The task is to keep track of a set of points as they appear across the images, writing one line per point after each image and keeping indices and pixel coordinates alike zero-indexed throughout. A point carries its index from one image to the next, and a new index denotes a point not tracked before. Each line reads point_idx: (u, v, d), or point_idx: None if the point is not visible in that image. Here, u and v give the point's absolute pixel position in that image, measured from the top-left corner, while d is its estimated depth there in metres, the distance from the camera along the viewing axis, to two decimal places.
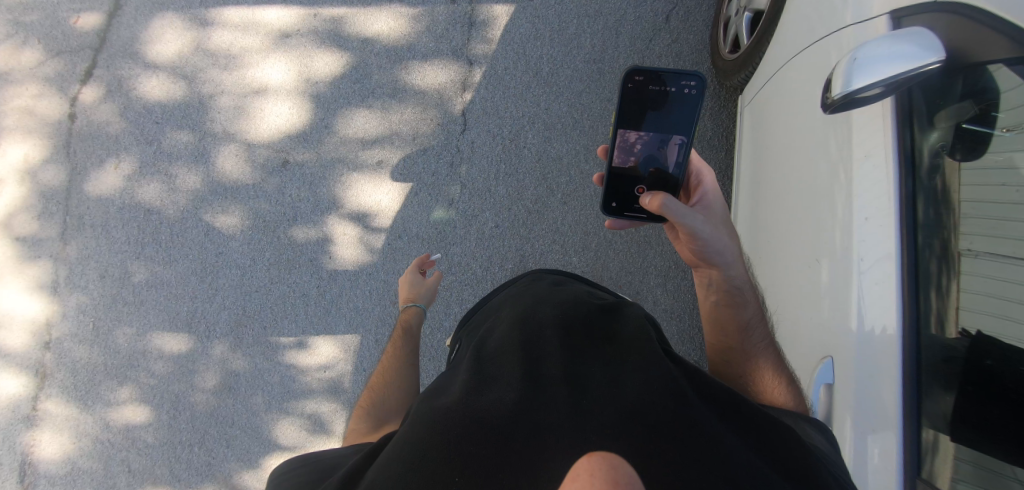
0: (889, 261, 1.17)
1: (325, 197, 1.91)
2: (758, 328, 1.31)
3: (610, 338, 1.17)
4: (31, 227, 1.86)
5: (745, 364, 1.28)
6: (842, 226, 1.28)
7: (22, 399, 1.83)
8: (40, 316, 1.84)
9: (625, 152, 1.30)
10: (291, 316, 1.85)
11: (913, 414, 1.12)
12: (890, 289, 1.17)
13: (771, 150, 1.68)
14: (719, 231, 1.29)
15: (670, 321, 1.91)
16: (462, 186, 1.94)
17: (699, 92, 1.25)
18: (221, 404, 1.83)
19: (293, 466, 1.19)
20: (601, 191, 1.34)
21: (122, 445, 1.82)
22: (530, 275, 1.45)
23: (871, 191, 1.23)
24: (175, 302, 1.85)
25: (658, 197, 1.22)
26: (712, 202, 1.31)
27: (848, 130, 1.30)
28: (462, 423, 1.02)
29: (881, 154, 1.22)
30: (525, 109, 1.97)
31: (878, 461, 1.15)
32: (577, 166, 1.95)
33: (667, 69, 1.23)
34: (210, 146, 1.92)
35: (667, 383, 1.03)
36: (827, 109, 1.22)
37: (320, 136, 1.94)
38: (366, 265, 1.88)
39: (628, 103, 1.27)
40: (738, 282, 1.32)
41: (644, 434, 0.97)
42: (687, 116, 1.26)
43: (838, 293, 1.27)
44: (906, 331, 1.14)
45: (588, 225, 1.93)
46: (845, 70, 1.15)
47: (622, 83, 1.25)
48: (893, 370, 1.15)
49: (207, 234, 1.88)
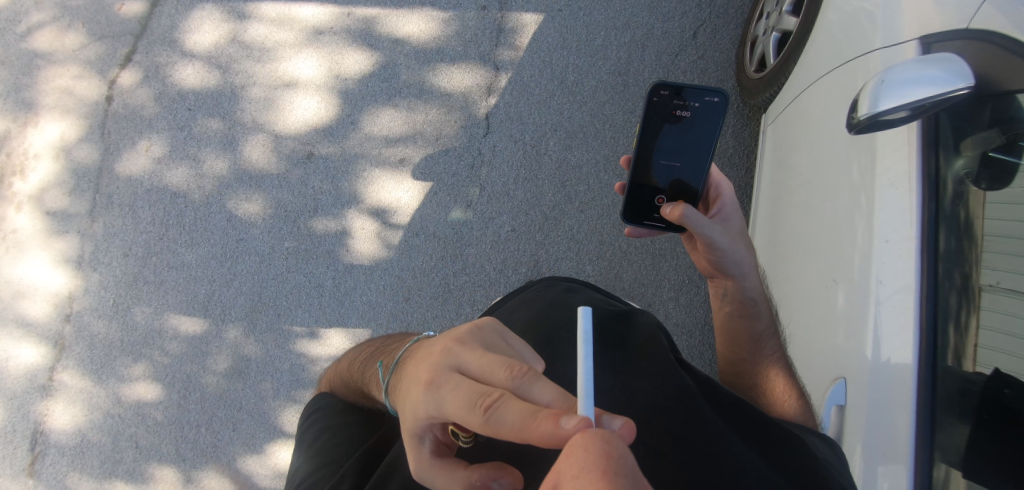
0: (908, 290, 1.16)
1: (346, 191, 1.96)
2: (770, 340, 1.32)
3: (623, 341, 1.17)
4: (61, 201, 1.89)
5: (754, 376, 1.30)
6: (862, 249, 1.28)
7: (39, 368, 1.81)
8: (63, 289, 1.85)
9: (646, 161, 1.29)
10: (304, 306, 1.89)
11: (925, 447, 1.09)
12: (907, 316, 1.15)
13: (794, 170, 1.68)
14: (737, 243, 1.27)
15: (680, 335, 1.91)
16: (481, 188, 1.97)
17: (724, 106, 1.25)
18: (231, 387, 1.84)
19: (302, 435, 1.14)
20: (622, 199, 1.32)
21: (131, 421, 1.81)
22: (543, 280, 1.45)
23: (893, 216, 1.22)
24: (194, 284, 1.88)
25: (678, 207, 1.18)
26: (730, 214, 1.29)
27: (872, 155, 1.30)
28: None
29: (904, 182, 1.22)
30: (549, 116, 1.99)
31: None
32: (596, 176, 1.96)
33: (691, 83, 1.23)
34: (239, 134, 1.97)
35: (678, 389, 1.04)
36: (852, 129, 1.23)
37: (345, 131, 1.99)
38: (382, 261, 1.93)
39: (652, 116, 1.27)
40: (754, 294, 1.32)
41: (656, 439, 0.98)
42: (709, 129, 1.26)
43: (855, 318, 1.27)
44: (920, 360, 1.13)
45: (604, 235, 1.94)
46: (873, 91, 1.16)
47: (648, 96, 1.26)
48: (906, 398, 1.13)
49: (229, 220, 1.92)
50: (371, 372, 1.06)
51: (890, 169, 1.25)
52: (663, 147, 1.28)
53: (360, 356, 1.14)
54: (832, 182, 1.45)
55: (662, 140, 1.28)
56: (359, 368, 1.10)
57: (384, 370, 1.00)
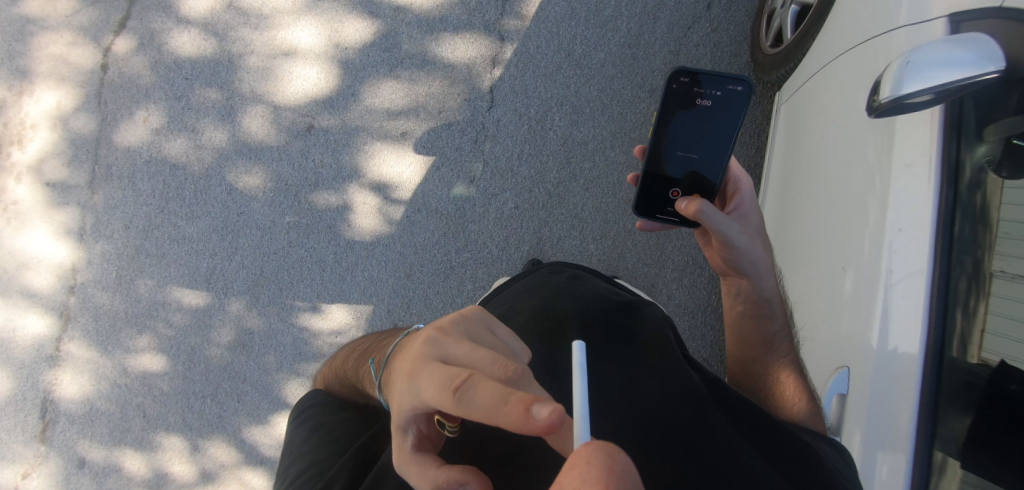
0: (919, 275, 1.14)
1: (347, 165, 1.94)
2: (782, 342, 1.31)
3: (629, 336, 1.16)
4: (60, 172, 1.87)
5: (765, 378, 1.29)
6: (873, 233, 1.25)
7: (46, 339, 1.83)
8: (66, 260, 1.85)
9: (661, 153, 1.25)
10: (306, 280, 1.89)
11: (926, 436, 1.09)
12: (916, 302, 1.13)
13: (807, 150, 1.63)
14: (755, 243, 1.24)
15: (681, 316, 1.90)
16: (484, 163, 1.94)
17: (746, 96, 1.21)
18: (235, 359, 1.87)
19: (296, 431, 1.14)
20: (634, 192, 1.28)
21: (138, 391, 1.83)
22: (548, 266, 1.44)
23: (908, 202, 1.19)
24: (195, 258, 1.88)
25: (694, 202, 1.15)
26: (749, 210, 1.25)
27: (890, 135, 1.26)
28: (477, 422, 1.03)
29: (923, 163, 1.18)
30: (554, 90, 1.93)
31: (885, 477, 1.11)
32: (602, 153, 1.92)
33: (714, 71, 1.19)
34: (238, 105, 1.93)
35: (687, 392, 1.04)
36: (871, 113, 1.19)
37: (346, 103, 1.94)
38: (383, 236, 1.92)
39: (671, 105, 1.22)
40: (768, 294, 1.29)
41: (658, 440, 0.99)
42: (731, 120, 1.22)
43: (863, 304, 1.25)
44: (928, 346, 1.11)
45: (609, 214, 1.92)
46: (896, 73, 1.11)
47: (667, 83, 1.21)
48: (911, 387, 1.11)
49: (230, 193, 1.90)
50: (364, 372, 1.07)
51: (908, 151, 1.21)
52: (681, 137, 1.24)
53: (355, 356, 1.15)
54: (846, 164, 1.41)
55: (681, 130, 1.24)
56: (353, 365, 1.12)
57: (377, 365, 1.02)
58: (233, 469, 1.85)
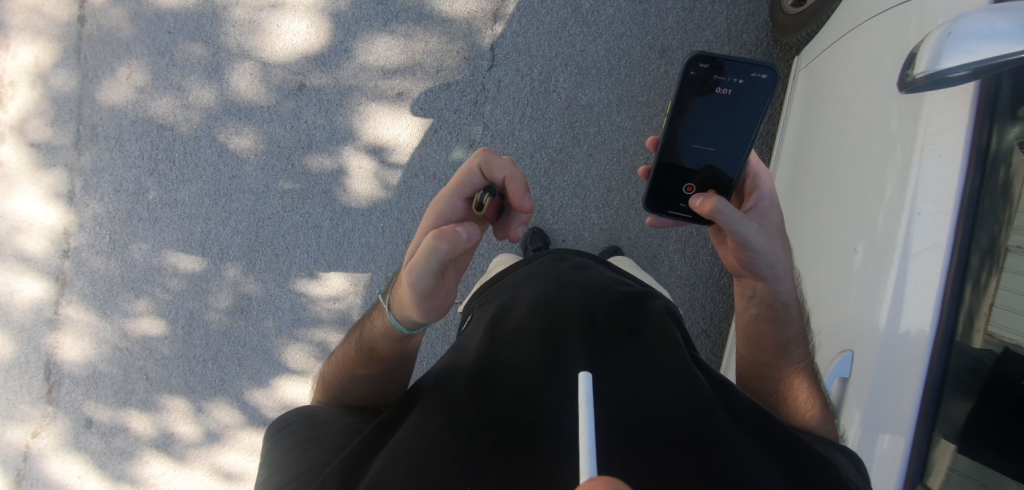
0: (938, 248, 1.17)
1: (341, 127, 1.86)
2: (797, 349, 1.28)
3: (632, 333, 1.20)
4: (44, 133, 1.81)
5: (776, 383, 1.28)
6: (890, 206, 1.28)
7: (44, 302, 1.83)
8: (57, 224, 1.82)
9: (675, 145, 1.20)
10: (302, 247, 1.85)
11: (930, 405, 1.14)
12: (932, 276, 1.17)
13: (821, 122, 1.60)
14: (773, 244, 1.20)
15: (682, 288, 1.87)
16: (485, 126, 1.85)
17: (771, 85, 1.15)
18: (234, 324, 1.86)
19: (279, 441, 1.15)
20: (645, 186, 1.23)
21: (140, 354, 1.85)
22: (550, 255, 1.50)
23: (934, 185, 1.20)
24: (188, 222, 1.84)
25: (710, 200, 1.11)
26: (767, 210, 1.21)
27: (916, 112, 1.27)
28: (480, 420, 1.03)
29: (953, 134, 1.19)
30: (559, 49, 1.83)
31: (886, 445, 1.17)
32: (608, 117, 1.84)
33: (736, 59, 1.12)
34: (225, 61, 1.84)
35: (694, 394, 1.05)
36: (904, 88, 1.15)
37: (339, 60, 1.84)
38: (380, 202, 1.86)
39: (689, 93, 1.16)
40: (785, 298, 1.27)
41: (669, 456, 0.96)
42: (754, 110, 1.16)
43: (874, 278, 1.28)
44: (940, 323, 1.15)
45: (613, 182, 1.85)
46: (929, 47, 1.08)
47: (685, 69, 1.14)
48: (919, 359, 1.16)
49: (220, 155, 1.84)
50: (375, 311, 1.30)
51: (936, 135, 1.22)
52: (698, 129, 1.18)
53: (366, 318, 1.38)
54: (864, 139, 1.42)
55: (699, 121, 1.18)
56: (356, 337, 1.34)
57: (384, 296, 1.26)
58: (237, 430, 1.87)
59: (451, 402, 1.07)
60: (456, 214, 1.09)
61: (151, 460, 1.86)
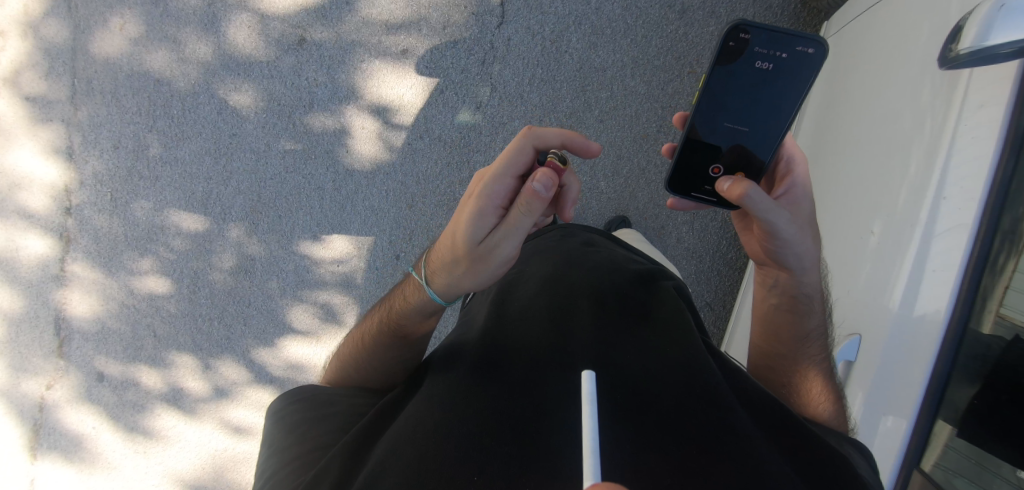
0: (962, 229, 1.12)
1: (343, 85, 1.80)
2: (817, 341, 1.25)
3: (643, 315, 1.16)
4: (39, 86, 1.77)
5: (790, 374, 1.25)
6: (917, 187, 1.23)
7: (50, 259, 1.83)
8: (58, 181, 1.80)
9: (705, 124, 1.14)
10: (305, 209, 1.82)
11: (936, 392, 1.10)
12: (953, 258, 1.12)
13: (850, 92, 1.53)
14: (802, 234, 1.15)
15: (690, 260, 1.83)
16: (492, 87, 1.79)
17: (816, 62, 1.07)
18: (238, 284, 1.85)
19: (283, 419, 1.14)
20: (668, 166, 1.17)
21: (147, 312, 1.86)
22: (561, 229, 1.46)
23: (965, 165, 1.14)
24: (189, 182, 1.81)
25: (740, 185, 1.06)
26: (800, 197, 1.15)
27: (953, 87, 1.21)
28: (482, 399, 1.00)
29: (992, 109, 1.12)
30: (574, 6, 1.77)
31: (888, 427, 1.15)
32: (620, 82, 1.78)
33: (780, 29, 1.05)
34: (222, 13, 1.78)
35: (706, 381, 1.01)
36: (946, 65, 1.10)
37: (340, 13, 1.78)
38: (384, 164, 1.82)
39: (723, 67, 1.10)
40: (809, 290, 1.23)
41: (678, 450, 0.94)
42: (793, 87, 1.09)
43: (892, 259, 1.24)
44: (956, 308, 1.10)
45: (623, 149, 1.79)
46: (978, 23, 1.02)
47: (723, 40, 1.07)
48: (929, 345, 1.12)
49: (220, 111, 1.79)
50: (406, 285, 1.20)
51: (972, 111, 1.15)
52: (732, 106, 1.12)
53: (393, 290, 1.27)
54: (893, 112, 1.36)
55: (731, 97, 1.11)
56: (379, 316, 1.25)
57: (418, 271, 1.14)
58: (244, 387, 1.90)
59: (454, 381, 1.05)
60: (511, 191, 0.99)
61: (162, 413, 1.91)
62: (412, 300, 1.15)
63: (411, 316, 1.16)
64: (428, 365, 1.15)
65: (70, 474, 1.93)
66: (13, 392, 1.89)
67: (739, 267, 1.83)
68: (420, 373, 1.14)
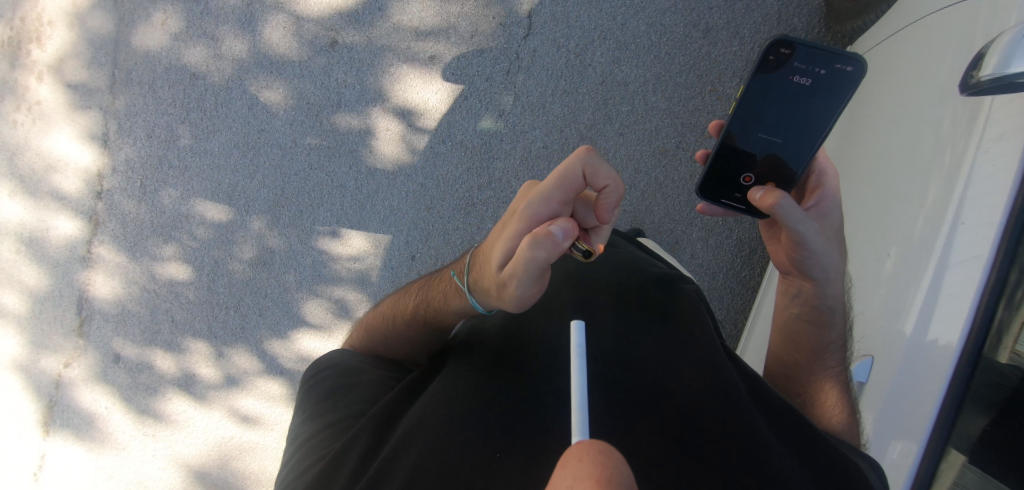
0: (978, 261, 1.13)
1: (371, 87, 1.85)
2: (836, 353, 1.27)
3: (665, 312, 1.18)
4: (80, 74, 1.84)
5: (805, 385, 1.26)
6: (933, 214, 1.24)
7: (77, 240, 1.89)
8: (91, 165, 1.86)
9: (742, 132, 1.18)
10: (326, 205, 1.86)
11: (947, 422, 1.10)
12: (968, 288, 1.13)
13: (870, 118, 1.56)
14: (830, 245, 1.17)
15: (702, 276, 1.84)
16: (515, 96, 1.84)
17: (856, 80, 1.12)
18: (256, 275, 1.89)
19: (318, 383, 1.22)
20: (701, 171, 1.20)
21: (166, 297, 1.90)
22: None
23: (983, 195, 1.16)
24: (217, 173, 1.86)
25: (772, 195, 1.10)
26: (830, 209, 1.17)
27: (972, 117, 1.23)
28: (504, 387, 1.04)
29: (1011, 142, 1.14)
30: (600, 21, 1.83)
31: (896, 456, 1.14)
32: (642, 96, 1.82)
33: (822, 46, 1.10)
34: (259, 13, 1.85)
35: (723, 383, 1.04)
36: (967, 91, 1.13)
37: (373, 18, 1.85)
38: (406, 166, 1.86)
39: (764, 82, 1.15)
40: (832, 302, 1.24)
41: (692, 445, 0.97)
42: (831, 102, 1.14)
43: (904, 285, 1.25)
44: (970, 336, 1.11)
45: (641, 163, 1.82)
46: (1000, 50, 1.06)
47: (763, 54, 1.13)
48: (941, 374, 1.12)
49: (251, 107, 1.85)
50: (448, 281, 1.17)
51: (992, 142, 1.17)
52: (768, 119, 1.17)
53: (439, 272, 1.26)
54: (912, 139, 1.38)
55: (769, 110, 1.16)
56: (414, 300, 1.24)
57: (461, 277, 1.13)
58: (255, 377, 1.93)
59: (476, 368, 1.08)
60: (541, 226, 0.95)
61: (173, 398, 1.94)
62: (452, 305, 1.14)
63: (453, 314, 1.15)
64: (450, 350, 1.19)
65: (79, 453, 1.96)
66: (32, 368, 1.94)
67: (752, 286, 1.83)
68: (443, 355, 1.18)
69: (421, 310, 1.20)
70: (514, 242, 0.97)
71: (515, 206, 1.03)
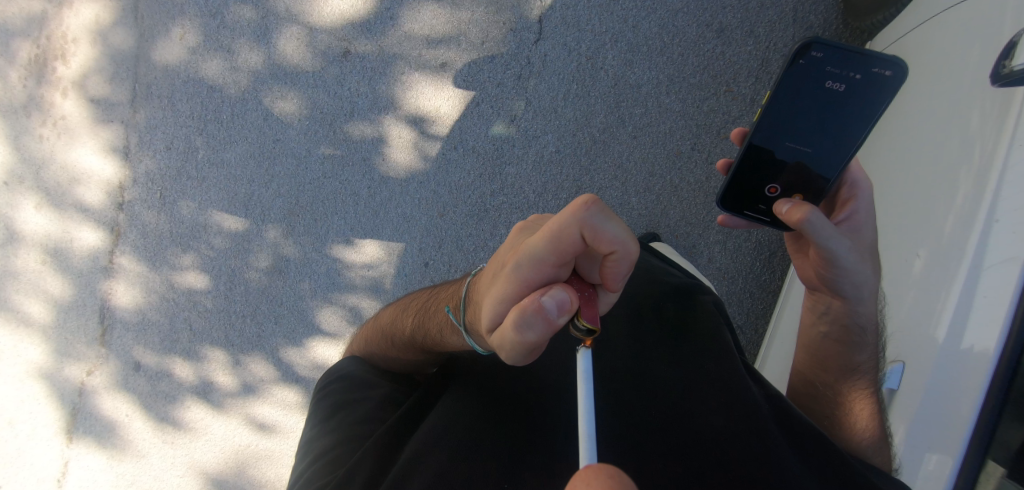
0: (1014, 262, 1.07)
1: (383, 95, 1.86)
2: (867, 374, 1.24)
3: (684, 328, 1.15)
4: (103, 89, 1.89)
5: (834, 405, 1.26)
6: (963, 214, 1.19)
7: (100, 250, 1.93)
8: (113, 178, 1.91)
9: (768, 140, 1.15)
10: (341, 213, 1.87)
11: (986, 432, 1.03)
12: (1005, 291, 1.07)
13: (895, 116, 1.50)
14: (863, 262, 1.15)
15: (721, 281, 1.79)
16: (527, 101, 1.83)
17: (895, 84, 1.07)
18: (272, 283, 1.90)
19: (326, 399, 1.22)
20: (722, 182, 1.17)
21: (184, 306, 1.93)
22: None
23: (1017, 193, 1.10)
24: (233, 183, 1.89)
25: (800, 209, 1.08)
26: (861, 225, 1.15)
27: (1004, 111, 1.17)
28: (516, 405, 1.03)
29: None
30: (610, 24, 1.81)
31: (932, 467, 1.08)
32: (656, 98, 1.80)
33: (855, 48, 1.06)
34: (273, 25, 1.89)
35: (740, 405, 1.01)
36: (996, 82, 1.14)
37: (385, 27, 1.86)
38: (418, 173, 1.86)
39: (793, 90, 1.11)
40: (863, 321, 1.22)
41: (704, 466, 0.95)
42: (869, 109, 1.10)
43: (934, 287, 1.19)
44: (1009, 342, 1.04)
45: (656, 166, 1.79)
46: None
47: (794, 58, 1.09)
48: (977, 381, 1.05)
49: (266, 117, 1.88)
50: (440, 311, 1.09)
51: None
52: (799, 128, 1.13)
53: (448, 287, 1.15)
54: (940, 137, 1.32)
55: (800, 119, 1.12)
56: (410, 323, 1.18)
57: (457, 314, 1.03)
58: (271, 385, 1.94)
59: (486, 387, 1.07)
60: (538, 286, 0.86)
61: (192, 406, 1.96)
62: (450, 341, 1.06)
63: (452, 348, 1.09)
64: (456, 368, 1.14)
65: (101, 460, 1.99)
66: (56, 375, 1.98)
67: (773, 290, 1.78)
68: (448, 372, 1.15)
69: (424, 335, 1.13)
70: (503, 305, 0.88)
71: (503, 256, 0.92)
